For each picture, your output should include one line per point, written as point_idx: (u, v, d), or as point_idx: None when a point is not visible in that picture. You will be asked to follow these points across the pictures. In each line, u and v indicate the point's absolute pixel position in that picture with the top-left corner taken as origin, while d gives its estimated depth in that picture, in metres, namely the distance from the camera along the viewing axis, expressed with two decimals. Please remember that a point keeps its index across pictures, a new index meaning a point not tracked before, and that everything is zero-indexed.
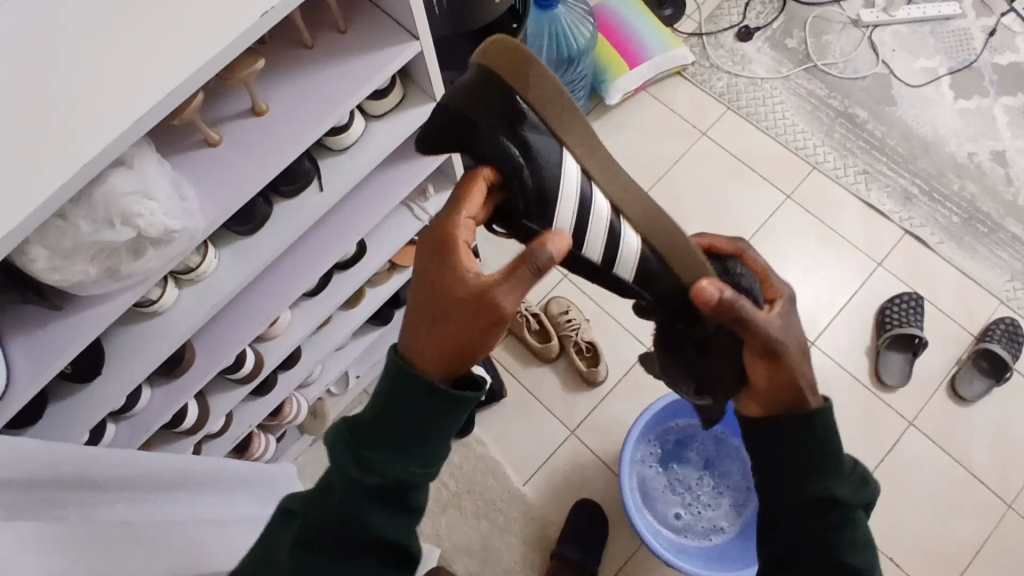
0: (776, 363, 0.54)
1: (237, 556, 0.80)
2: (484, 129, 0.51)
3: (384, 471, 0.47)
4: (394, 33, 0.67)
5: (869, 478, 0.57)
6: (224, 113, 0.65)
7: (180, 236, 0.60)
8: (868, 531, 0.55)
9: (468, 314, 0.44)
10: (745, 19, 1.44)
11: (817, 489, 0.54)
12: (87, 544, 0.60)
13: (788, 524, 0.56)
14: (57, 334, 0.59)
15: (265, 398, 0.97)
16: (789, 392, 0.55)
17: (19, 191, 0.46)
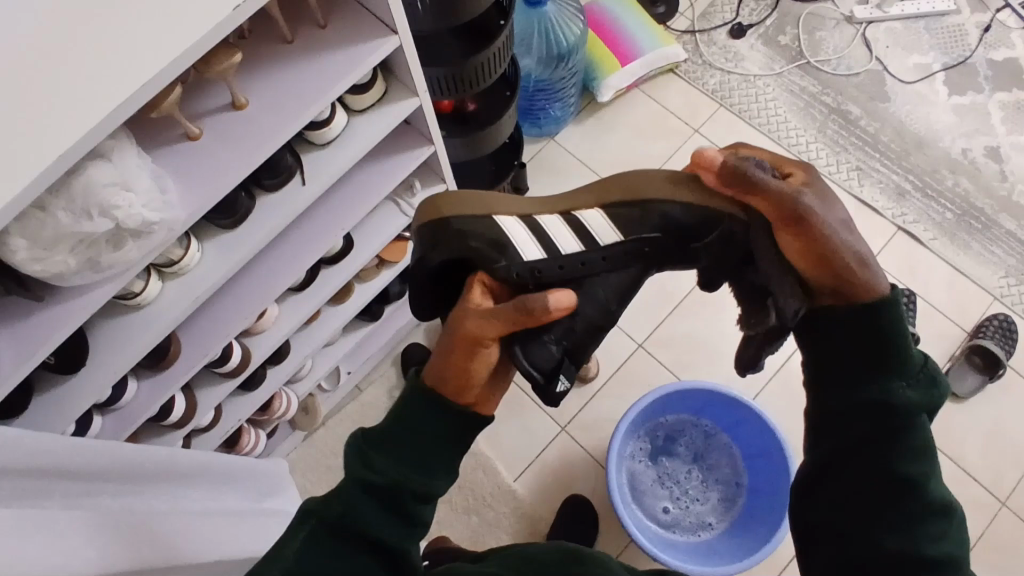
0: (808, 231, 0.52)
1: (224, 548, 0.80)
2: (434, 258, 0.61)
3: (398, 475, 0.53)
4: (373, 28, 0.67)
5: (940, 377, 0.55)
6: (204, 107, 0.66)
7: (159, 228, 0.60)
8: (930, 434, 0.54)
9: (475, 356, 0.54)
10: (738, 16, 1.44)
11: (882, 391, 0.53)
12: (71, 531, 0.61)
13: (847, 418, 0.54)
14: (40, 325, 0.60)
15: (254, 393, 0.98)
16: (835, 265, 0.53)
17: None
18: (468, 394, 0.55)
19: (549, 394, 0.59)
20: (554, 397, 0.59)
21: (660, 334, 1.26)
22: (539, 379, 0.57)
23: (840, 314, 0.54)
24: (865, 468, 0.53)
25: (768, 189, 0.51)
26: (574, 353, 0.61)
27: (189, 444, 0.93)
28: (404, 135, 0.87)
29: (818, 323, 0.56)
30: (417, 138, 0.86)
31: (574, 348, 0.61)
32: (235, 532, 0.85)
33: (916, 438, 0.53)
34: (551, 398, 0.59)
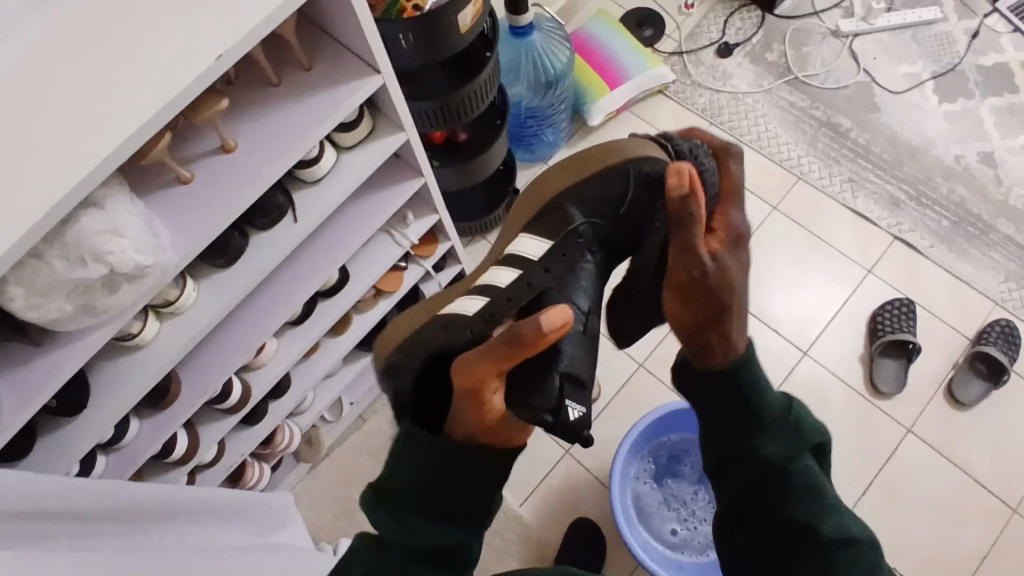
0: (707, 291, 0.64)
1: None
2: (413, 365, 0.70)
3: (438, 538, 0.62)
4: (356, 67, 0.69)
5: (805, 423, 0.66)
6: (195, 152, 0.68)
7: (152, 271, 0.62)
8: (814, 471, 0.64)
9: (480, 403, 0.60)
10: (724, 35, 1.47)
11: (750, 446, 0.65)
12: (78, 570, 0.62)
13: (733, 474, 0.66)
14: (40, 369, 0.61)
15: (256, 428, 0.99)
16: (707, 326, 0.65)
17: None
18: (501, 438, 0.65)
19: (563, 429, 0.64)
20: (575, 425, 0.64)
21: (660, 354, 1.26)
22: (551, 419, 0.63)
23: (715, 380, 0.66)
24: (758, 514, 0.65)
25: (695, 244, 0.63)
26: (578, 378, 0.67)
27: (192, 481, 0.93)
28: (395, 168, 0.89)
29: (693, 391, 0.69)
30: (408, 170, 0.88)
31: (575, 376, 0.67)
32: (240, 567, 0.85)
33: (795, 478, 0.63)
34: (572, 431, 0.64)
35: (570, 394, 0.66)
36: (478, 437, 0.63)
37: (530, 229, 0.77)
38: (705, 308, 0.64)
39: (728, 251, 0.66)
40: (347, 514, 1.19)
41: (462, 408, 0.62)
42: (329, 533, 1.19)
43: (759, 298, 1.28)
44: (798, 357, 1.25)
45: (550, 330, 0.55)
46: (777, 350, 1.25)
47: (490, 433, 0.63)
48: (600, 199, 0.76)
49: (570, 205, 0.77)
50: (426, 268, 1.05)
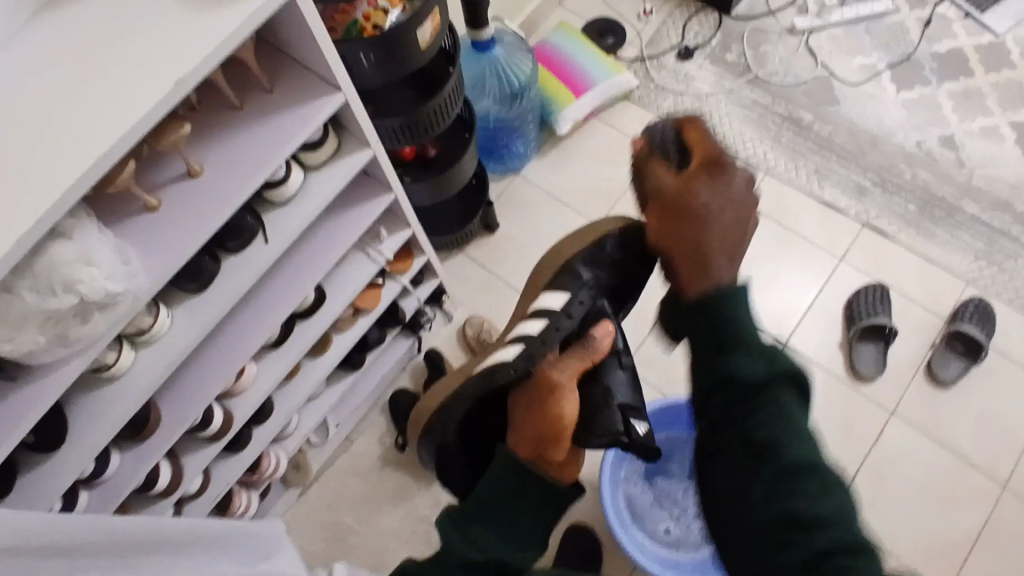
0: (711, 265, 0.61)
1: None
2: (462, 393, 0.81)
3: (486, 542, 0.66)
4: (318, 87, 0.71)
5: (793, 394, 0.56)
6: (160, 179, 0.68)
7: (123, 298, 0.62)
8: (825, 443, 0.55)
9: (550, 395, 0.77)
10: (684, 40, 1.50)
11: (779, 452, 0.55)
12: None
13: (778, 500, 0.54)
14: (17, 403, 0.61)
15: (242, 454, 0.98)
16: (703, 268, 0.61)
17: None
18: (561, 449, 0.74)
19: (633, 444, 0.83)
20: (645, 439, 0.86)
21: (643, 355, 1.27)
22: (625, 438, 0.82)
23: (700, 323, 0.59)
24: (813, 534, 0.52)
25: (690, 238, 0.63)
26: (633, 407, 0.87)
27: (180, 512, 0.93)
28: (364, 186, 0.89)
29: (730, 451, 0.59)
30: (378, 188, 0.89)
31: (631, 406, 0.87)
32: None
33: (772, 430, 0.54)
34: (642, 444, 0.85)
35: (634, 417, 0.86)
36: (553, 443, 0.73)
37: (552, 287, 0.87)
38: (681, 227, 0.65)
39: (705, 176, 0.65)
40: (340, 537, 1.18)
41: (546, 413, 0.74)
42: (322, 558, 1.18)
43: None
44: None
45: (607, 334, 0.84)
46: None
47: (561, 442, 0.74)
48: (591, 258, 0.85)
49: (582, 268, 0.86)
50: (404, 283, 1.06)
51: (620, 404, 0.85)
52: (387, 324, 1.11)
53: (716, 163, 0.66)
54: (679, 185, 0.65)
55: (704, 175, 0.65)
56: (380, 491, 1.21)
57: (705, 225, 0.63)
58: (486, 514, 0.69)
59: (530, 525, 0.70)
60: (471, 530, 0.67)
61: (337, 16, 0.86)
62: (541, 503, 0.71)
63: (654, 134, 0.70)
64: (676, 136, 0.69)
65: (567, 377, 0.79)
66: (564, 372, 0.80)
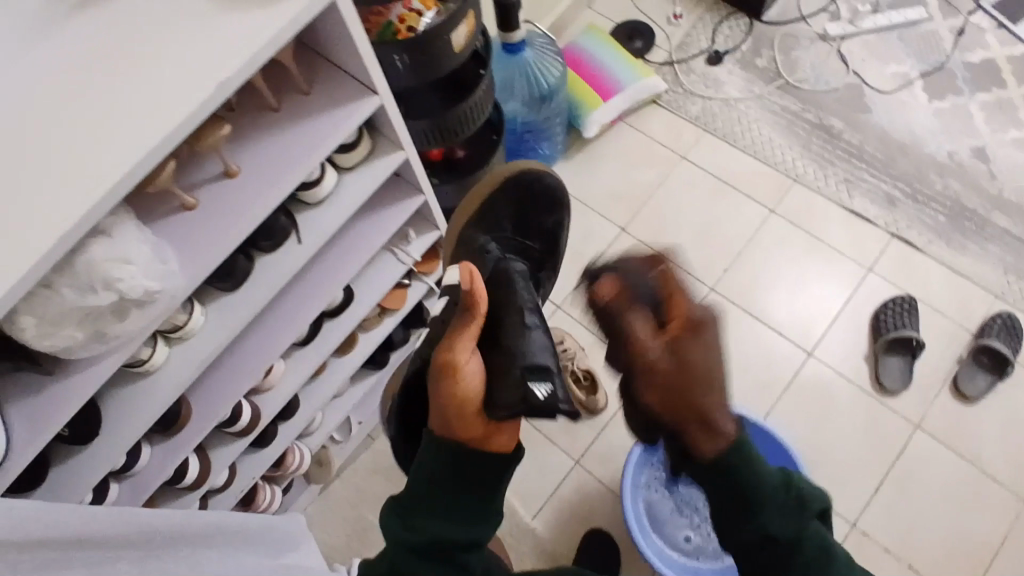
0: (714, 428, 0.69)
1: None
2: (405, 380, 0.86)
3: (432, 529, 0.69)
4: (354, 90, 0.71)
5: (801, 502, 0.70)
6: (198, 178, 0.69)
7: (161, 296, 0.63)
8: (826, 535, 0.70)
9: (439, 371, 0.70)
10: (713, 44, 1.49)
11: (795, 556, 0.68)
12: None
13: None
14: (54, 398, 0.62)
15: (267, 449, 0.99)
16: (710, 429, 0.69)
17: (12, 260, 0.50)
18: (466, 424, 0.70)
19: (536, 406, 0.69)
20: (547, 402, 0.70)
21: None
22: (524, 404, 0.70)
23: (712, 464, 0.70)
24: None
25: (694, 406, 0.68)
26: (541, 370, 0.73)
27: (205, 505, 0.94)
28: (395, 188, 0.90)
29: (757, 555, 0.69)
30: (408, 189, 0.89)
31: (535, 368, 0.72)
32: None
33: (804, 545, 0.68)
34: (547, 407, 0.69)
35: (534, 377, 0.71)
36: (451, 416, 0.69)
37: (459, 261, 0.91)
38: (691, 405, 0.68)
39: (686, 333, 0.70)
40: (359, 533, 1.19)
41: (436, 391, 0.70)
42: (342, 554, 1.19)
43: (761, 300, 1.28)
44: (803, 358, 1.25)
45: (472, 281, 0.72)
46: (782, 352, 1.25)
47: (460, 414, 0.69)
48: (488, 223, 0.95)
49: (481, 234, 0.93)
50: (429, 284, 1.06)
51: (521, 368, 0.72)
52: (411, 324, 1.11)
53: (694, 325, 0.70)
54: (675, 357, 0.69)
55: (688, 334, 0.69)
56: (400, 489, 1.21)
57: (709, 396, 0.68)
58: (435, 498, 0.70)
59: (471, 507, 0.71)
60: (421, 515, 0.70)
61: (372, 18, 0.86)
62: (488, 477, 0.72)
63: (633, 283, 0.77)
64: (651, 290, 0.76)
65: (458, 349, 0.70)
66: (451, 353, 0.70)
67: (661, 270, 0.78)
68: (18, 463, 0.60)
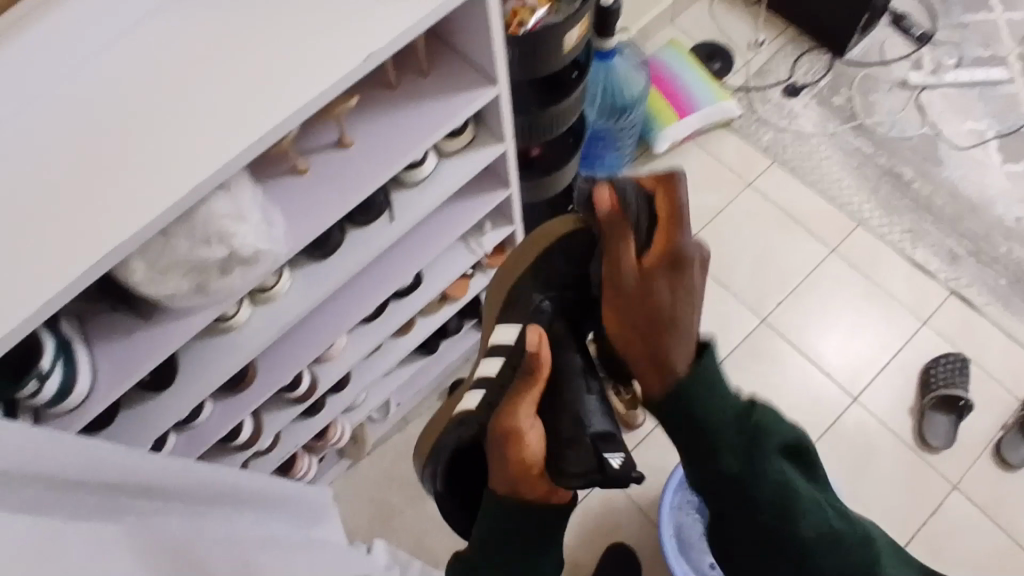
0: (671, 335, 0.60)
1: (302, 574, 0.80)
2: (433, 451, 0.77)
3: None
4: (474, 78, 0.71)
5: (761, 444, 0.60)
6: (311, 144, 0.69)
7: (266, 257, 0.62)
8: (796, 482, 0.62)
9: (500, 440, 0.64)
10: (792, 75, 1.48)
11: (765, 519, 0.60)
12: (167, 550, 0.61)
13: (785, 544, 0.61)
14: (142, 345, 0.62)
15: (314, 419, 1.00)
16: (656, 356, 0.60)
17: (151, 203, 0.50)
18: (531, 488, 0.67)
19: (612, 478, 0.62)
20: (621, 471, 0.63)
21: None
22: (596, 475, 0.63)
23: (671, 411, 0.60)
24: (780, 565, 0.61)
25: (654, 320, 0.61)
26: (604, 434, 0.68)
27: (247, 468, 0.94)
28: (482, 179, 0.90)
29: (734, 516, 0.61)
30: (495, 182, 0.89)
31: (603, 434, 0.68)
32: (306, 555, 0.85)
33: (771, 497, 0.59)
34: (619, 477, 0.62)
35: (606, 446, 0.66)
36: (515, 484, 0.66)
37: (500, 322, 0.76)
38: (643, 317, 0.61)
39: (665, 277, 0.62)
40: (383, 515, 1.19)
41: (500, 457, 0.65)
42: (364, 532, 1.19)
43: (811, 339, 1.28)
44: (847, 402, 1.24)
45: (537, 345, 0.65)
46: (827, 394, 1.24)
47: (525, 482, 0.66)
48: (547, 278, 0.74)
49: (536, 293, 0.75)
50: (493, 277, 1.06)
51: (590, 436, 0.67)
52: (467, 315, 1.12)
53: (674, 260, 0.62)
54: (649, 286, 0.62)
55: (666, 271, 0.62)
56: None
57: (675, 313, 0.60)
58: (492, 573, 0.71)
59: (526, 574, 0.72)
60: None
61: None
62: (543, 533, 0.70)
63: (625, 198, 0.64)
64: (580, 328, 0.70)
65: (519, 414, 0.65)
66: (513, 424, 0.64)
67: (657, 197, 0.64)
68: (95, 407, 0.61)
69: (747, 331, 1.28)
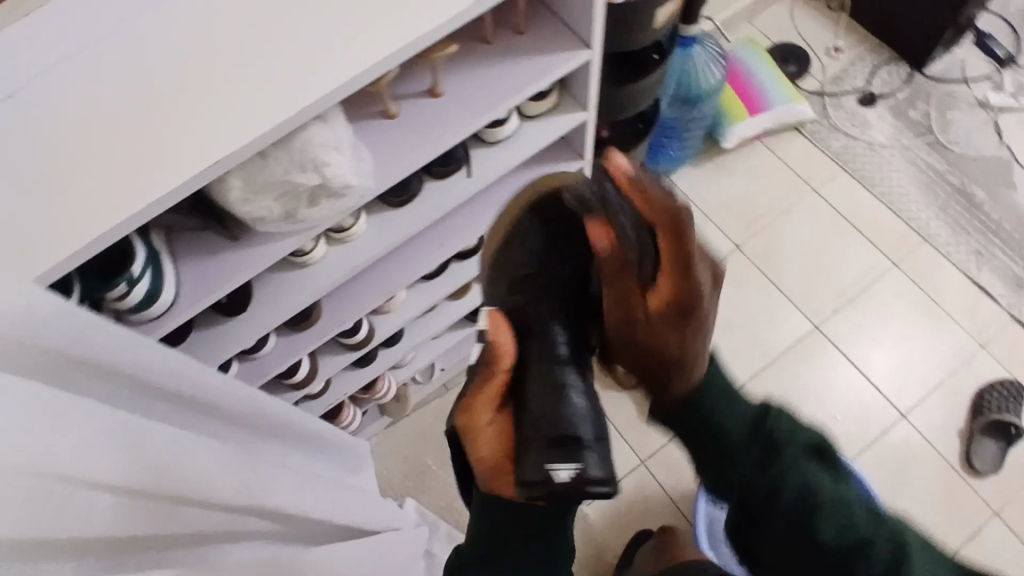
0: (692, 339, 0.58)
1: (346, 515, 0.82)
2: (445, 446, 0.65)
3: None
4: (569, 41, 0.71)
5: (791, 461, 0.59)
6: (404, 90, 0.70)
7: (353, 192, 0.64)
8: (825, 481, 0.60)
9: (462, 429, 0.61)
10: (869, 85, 1.45)
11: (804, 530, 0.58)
12: (238, 463, 0.63)
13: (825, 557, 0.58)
14: (226, 263, 0.65)
15: (364, 370, 1.01)
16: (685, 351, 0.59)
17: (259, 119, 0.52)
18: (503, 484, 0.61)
19: (559, 493, 0.56)
20: (570, 487, 0.55)
21: (752, 385, 1.24)
22: (540, 492, 0.56)
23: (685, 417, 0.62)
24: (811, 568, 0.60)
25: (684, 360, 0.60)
26: (568, 441, 0.57)
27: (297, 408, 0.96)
28: (557, 148, 0.90)
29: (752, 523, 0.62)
30: (570, 153, 0.90)
31: (560, 439, 0.57)
32: (351, 499, 0.87)
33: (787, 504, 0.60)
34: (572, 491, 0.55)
35: (560, 456, 0.56)
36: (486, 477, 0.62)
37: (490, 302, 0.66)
38: (663, 364, 0.61)
39: (682, 318, 0.57)
40: (416, 475, 1.21)
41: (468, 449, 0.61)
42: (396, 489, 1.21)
43: (862, 350, 1.26)
44: (893, 417, 1.22)
45: (496, 331, 0.59)
46: (873, 406, 1.22)
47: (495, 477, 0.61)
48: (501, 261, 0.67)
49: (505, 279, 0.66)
50: None
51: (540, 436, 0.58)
52: None
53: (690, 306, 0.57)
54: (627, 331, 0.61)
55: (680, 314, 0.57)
56: None
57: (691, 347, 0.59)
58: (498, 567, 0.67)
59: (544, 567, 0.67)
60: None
61: None
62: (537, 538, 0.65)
63: (620, 234, 0.56)
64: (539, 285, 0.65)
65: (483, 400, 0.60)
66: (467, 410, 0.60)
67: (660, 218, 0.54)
68: (177, 317, 0.63)
69: (797, 335, 1.27)
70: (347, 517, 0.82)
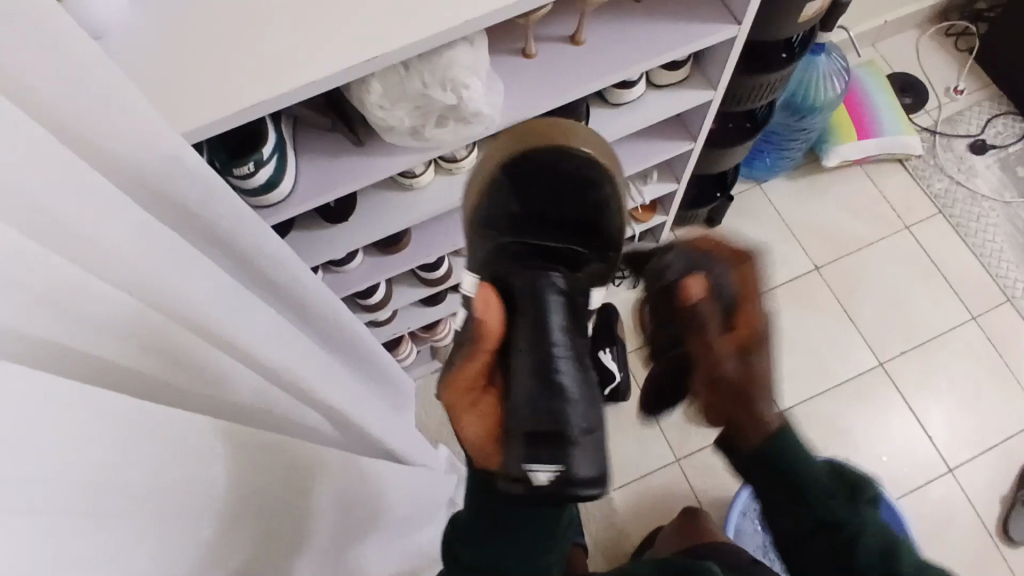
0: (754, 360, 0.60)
1: (407, 449, 0.82)
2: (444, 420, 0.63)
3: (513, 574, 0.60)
4: (718, 13, 0.70)
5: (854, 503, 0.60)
6: (545, 32, 0.70)
7: (481, 120, 0.65)
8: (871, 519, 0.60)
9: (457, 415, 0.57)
10: (984, 132, 1.40)
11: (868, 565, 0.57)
12: (326, 366, 0.64)
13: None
14: (345, 167, 0.66)
15: (430, 309, 1.02)
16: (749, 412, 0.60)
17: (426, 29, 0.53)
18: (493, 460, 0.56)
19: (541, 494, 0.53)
20: (551, 490, 0.53)
21: (802, 409, 1.22)
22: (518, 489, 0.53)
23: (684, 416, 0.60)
24: None
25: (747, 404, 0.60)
26: (549, 433, 0.54)
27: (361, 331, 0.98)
28: (668, 126, 0.89)
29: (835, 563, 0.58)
30: (681, 133, 0.89)
31: (541, 430, 0.54)
32: (409, 435, 0.88)
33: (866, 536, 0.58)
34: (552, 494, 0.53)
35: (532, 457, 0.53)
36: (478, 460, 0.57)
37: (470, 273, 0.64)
38: (728, 403, 0.60)
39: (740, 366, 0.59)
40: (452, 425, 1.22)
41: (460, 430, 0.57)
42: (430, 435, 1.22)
43: (922, 397, 1.23)
44: (941, 472, 1.19)
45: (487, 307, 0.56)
46: (922, 456, 1.19)
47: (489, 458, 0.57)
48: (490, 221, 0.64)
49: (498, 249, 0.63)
50: (634, 231, 1.06)
51: (525, 427, 0.54)
52: None
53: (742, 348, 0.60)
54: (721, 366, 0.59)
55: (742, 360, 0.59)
56: None
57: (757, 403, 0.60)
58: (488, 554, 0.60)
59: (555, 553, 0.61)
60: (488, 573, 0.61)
61: None
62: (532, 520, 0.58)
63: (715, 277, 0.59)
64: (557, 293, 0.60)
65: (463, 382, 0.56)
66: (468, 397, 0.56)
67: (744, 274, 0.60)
68: (290, 208, 0.64)
69: (859, 369, 1.24)
70: (406, 449, 0.82)
